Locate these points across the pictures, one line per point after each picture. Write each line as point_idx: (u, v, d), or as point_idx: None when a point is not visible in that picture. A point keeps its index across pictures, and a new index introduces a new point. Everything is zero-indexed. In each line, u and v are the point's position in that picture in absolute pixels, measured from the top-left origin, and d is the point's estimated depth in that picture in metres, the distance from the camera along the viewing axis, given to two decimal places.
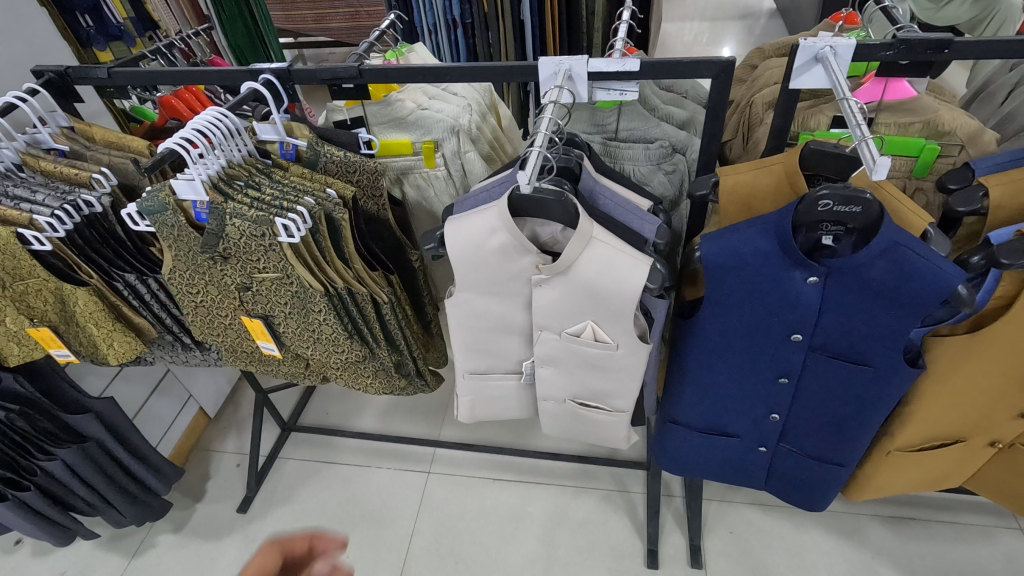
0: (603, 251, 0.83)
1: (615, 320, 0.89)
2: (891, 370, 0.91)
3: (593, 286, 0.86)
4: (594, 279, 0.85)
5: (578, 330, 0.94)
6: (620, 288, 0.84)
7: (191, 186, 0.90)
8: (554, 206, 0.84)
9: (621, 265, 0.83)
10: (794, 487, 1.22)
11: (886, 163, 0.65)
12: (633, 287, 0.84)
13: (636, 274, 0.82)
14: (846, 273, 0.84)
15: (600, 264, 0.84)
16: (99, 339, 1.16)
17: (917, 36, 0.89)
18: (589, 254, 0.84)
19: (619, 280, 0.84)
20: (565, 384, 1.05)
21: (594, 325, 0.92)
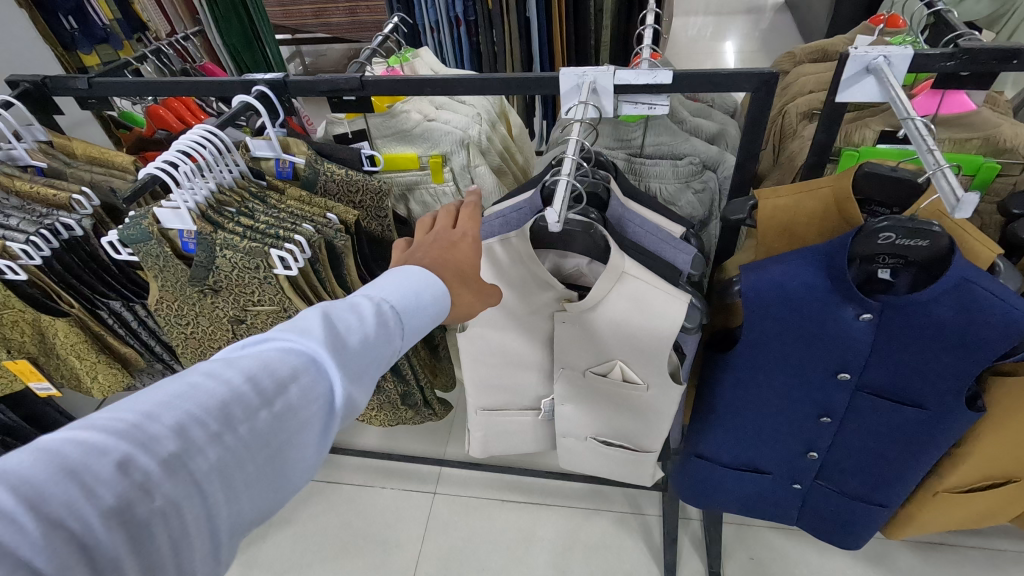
0: (634, 288, 0.74)
1: (644, 360, 0.81)
2: (949, 414, 0.83)
3: (625, 324, 0.78)
4: (624, 318, 0.77)
5: (604, 369, 0.87)
6: (652, 328, 0.76)
7: (177, 215, 0.81)
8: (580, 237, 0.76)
9: (654, 304, 0.74)
10: (829, 523, 1.14)
11: (973, 200, 0.55)
12: (666, 329, 0.75)
13: (670, 315, 0.73)
14: (904, 311, 0.76)
15: (632, 303, 0.75)
16: (82, 371, 1.09)
17: (981, 45, 0.80)
18: (618, 290, 0.75)
19: (651, 320, 0.75)
20: (588, 421, 0.97)
21: (622, 364, 0.84)
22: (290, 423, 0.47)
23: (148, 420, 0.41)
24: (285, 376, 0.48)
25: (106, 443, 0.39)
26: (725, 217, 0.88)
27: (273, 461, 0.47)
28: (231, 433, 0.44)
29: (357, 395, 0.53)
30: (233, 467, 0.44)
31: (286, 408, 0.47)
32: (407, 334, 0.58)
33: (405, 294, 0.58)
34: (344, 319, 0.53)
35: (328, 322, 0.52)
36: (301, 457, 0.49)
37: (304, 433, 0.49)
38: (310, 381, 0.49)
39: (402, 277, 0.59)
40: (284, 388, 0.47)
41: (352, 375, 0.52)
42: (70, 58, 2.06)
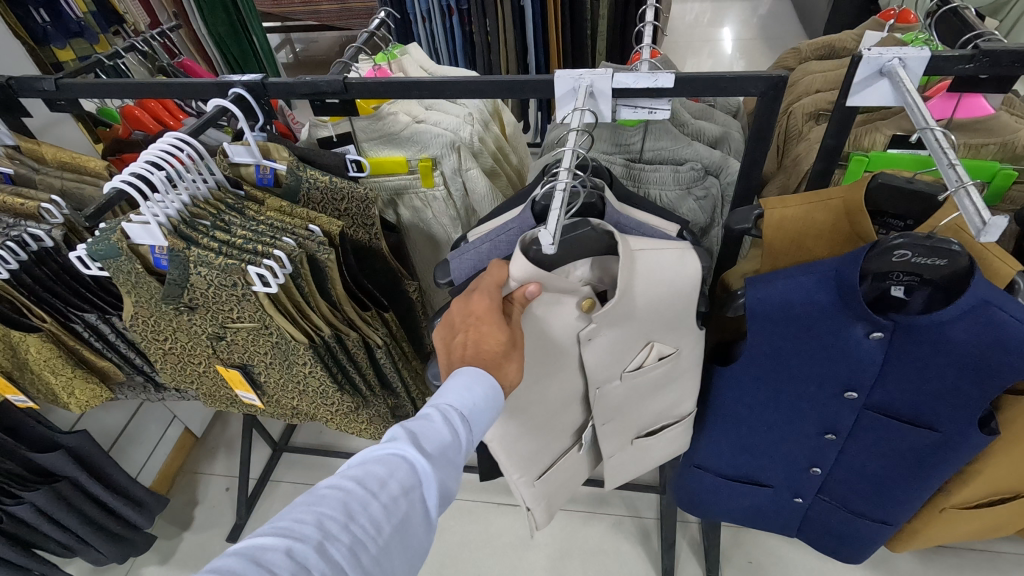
0: (651, 254, 0.74)
1: (679, 327, 0.79)
2: (961, 436, 0.79)
3: (643, 309, 0.75)
4: (652, 293, 0.74)
5: (638, 360, 0.82)
6: (678, 288, 0.75)
7: (147, 230, 0.76)
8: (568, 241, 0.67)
9: (670, 260, 0.74)
10: (832, 537, 1.11)
11: (1001, 223, 0.50)
12: (691, 278, 0.75)
13: (690, 261, 0.74)
14: (918, 331, 0.72)
15: (653, 272, 0.74)
16: (58, 387, 1.04)
17: (1003, 47, 0.75)
18: (639, 266, 0.73)
19: (674, 280, 0.75)
20: (627, 423, 0.91)
21: (658, 342, 0.80)
22: (407, 510, 0.53)
23: (295, 522, 0.47)
24: (389, 469, 0.53)
25: (270, 542, 0.45)
26: (728, 227, 0.83)
27: (398, 547, 0.52)
28: (358, 524, 0.49)
29: (448, 482, 0.57)
30: (369, 551, 0.49)
31: (401, 498, 0.52)
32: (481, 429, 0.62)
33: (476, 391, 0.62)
34: (427, 421, 0.58)
35: (414, 424, 0.58)
36: (418, 541, 0.54)
37: (419, 517, 0.54)
38: (413, 473, 0.54)
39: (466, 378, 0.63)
40: (391, 482, 0.52)
41: (446, 463, 0.57)
42: (45, 52, 1.98)
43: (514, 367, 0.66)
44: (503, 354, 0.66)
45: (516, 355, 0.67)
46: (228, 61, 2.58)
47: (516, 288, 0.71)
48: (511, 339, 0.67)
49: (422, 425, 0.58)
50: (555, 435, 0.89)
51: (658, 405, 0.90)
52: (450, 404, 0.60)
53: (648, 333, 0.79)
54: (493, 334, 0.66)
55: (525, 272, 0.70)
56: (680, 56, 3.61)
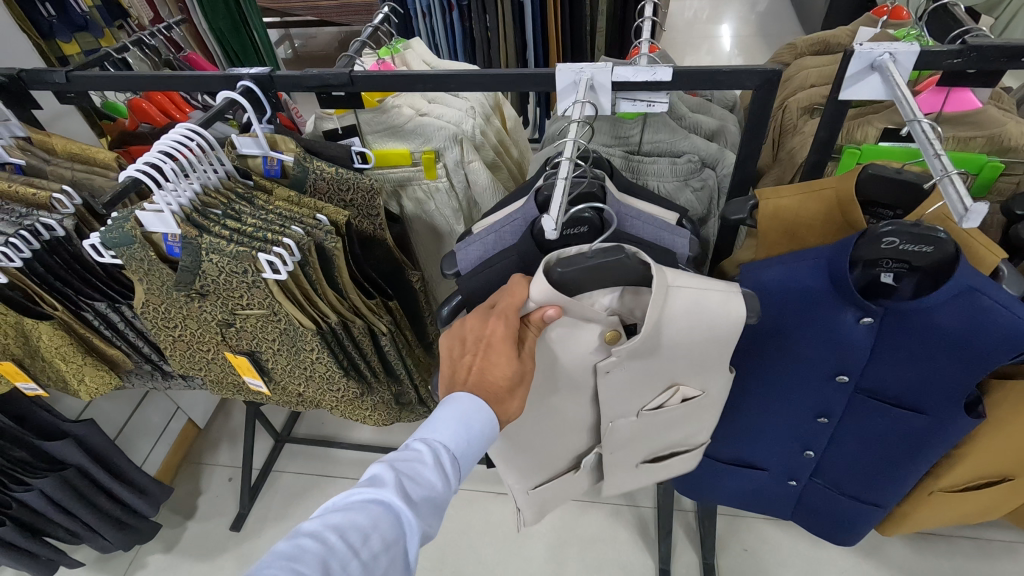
0: (691, 297, 0.70)
1: (704, 370, 0.79)
2: (947, 418, 0.82)
3: (670, 346, 0.74)
4: (681, 335, 0.73)
5: (660, 401, 0.82)
6: (713, 332, 0.73)
7: (161, 218, 0.79)
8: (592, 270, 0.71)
9: (712, 305, 0.71)
10: (824, 519, 1.14)
11: (982, 211, 0.53)
12: (729, 325, 0.72)
13: (733, 307, 0.70)
14: (906, 315, 0.74)
15: (688, 313, 0.71)
16: (69, 373, 1.06)
17: (990, 42, 0.78)
18: (671, 308, 0.71)
19: (711, 325, 0.72)
20: (639, 451, 0.91)
21: (682, 386, 0.80)
22: (388, 567, 0.52)
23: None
24: (372, 521, 0.53)
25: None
26: (723, 218, 0.86)
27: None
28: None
29: (429, 528, 0.57)
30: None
31: (383, 552, 0.52)
32: (464, 474, 0.63)
33: (467, 434, 0.63)
34: (413, 466, 0.58)
35: (399, 470, 0.58)
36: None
37: (398, 574, 0.54)
38: (396, 525, 0.54)
39: (460, 416, 0.63)
40: (374, 536, 0.52)
41: (429, 513, 0.57)
42: (51, 46, 2.00)
43: (516, 402, 0.68)
44: (509, 389, 0.67)
45: (520, 392, 0.68)
46: (229, 55, 2.59)
47: (534, 310, 0.70)
48: (519, 375, 0.67)
49: (407, 468, 0.58)
50: (556, 453, 0.90)
51: (675, 433, 0.90)
52: (439, 442, 0.61)
53: (673, 376, 0.79)
54: (505, 368, 0.66)
55: (546, 296, 0.68)
56: (679, 51, 3.63)
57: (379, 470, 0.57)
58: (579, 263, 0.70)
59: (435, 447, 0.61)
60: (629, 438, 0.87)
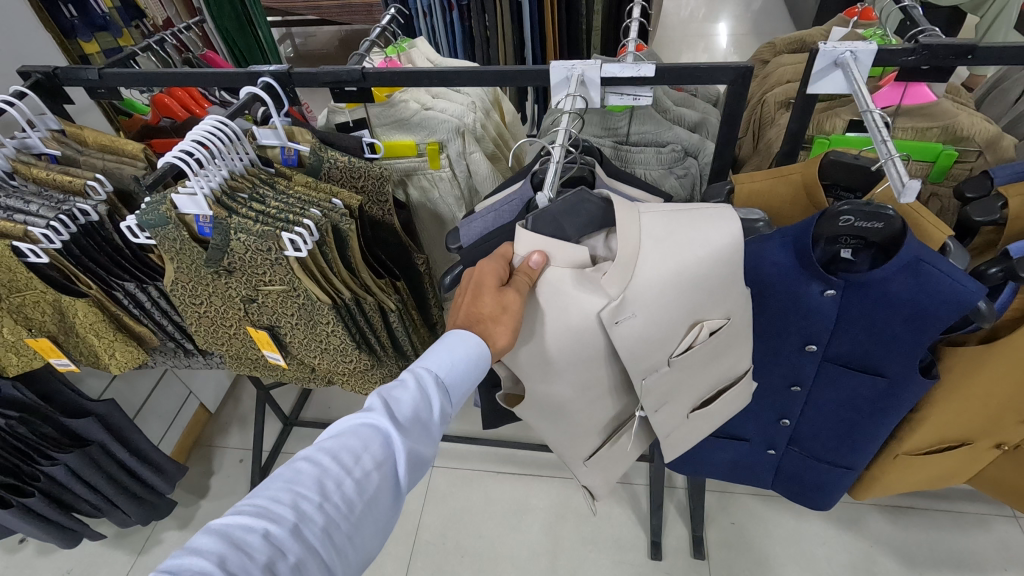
0: (659, 219, 0.76)
1: (721, 298, 0.81)
2: (904, 380, 0.91)
3: (665, 273, 0.76)
4: (669, 256, 0.76)
5: (688, 342, 0.83)
6: (710, 249, 0.77)
7: (194, 201, 0.87)
8: (566, 217, 0.80)
9: (698, 220, 0.76)
10: (803, 485, 1.23)
11: (916, 187, 0.62)
12: (729, 238, 0.76)
13: (724, 219, 0.76)
14: (864, 285, 0.82)
15: (664, 233, 0.76)
16: (100, 348, 1.15)
17: (940, 41, 0.86)
18: (647, 229, 0.76)
19: (704, 239, 0.76)
20: (684, 400, 0.93)
21: (706, 320, 0.82)
22: (379, 482, 0.62)
23: (273, 503, 0.56)
24: (362, 444, 0.62)
25: (248, 523, 0.54)
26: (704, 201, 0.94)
27: (371, 515, 0.62)
28: (333, 499, 0.59)
29: (420, 449, 0.67)
30: (343, 523, 0.59)
31: (374, 470, 0.62)
32: (453, 400, 0.71)
33: (453, 361, 0.71)
34: (402, 394, 0.67)
35: (388, 398, 0.67)
36: (389, 508, 0.64)
37: (390, 488, 0.64)
38: (385, 447, 0.64)
39: (446, 346, 0.71)
40: (364, 456, 0.62)
41: (418, 434, 0.66)
42: (71, 45, 2.10)
43: (502, 333, 0.74)
44: (492, 319, 0.74)
45: (507, 324, 0.74)
46: (236, 54, 2.67)
47: (522, 260, 0.77)
48: (501, 305, 0.74)
49: (396, 396, 0.67)
50: (593, 419, 0.94)
51: (715, 369, 0.91)
52: (427, 369, 0.70)
53: (692, 310, 0.80)
54: (486, 300, 0.74)
55: (529, 244, 0.77)
56: (673, 50, 3.71)
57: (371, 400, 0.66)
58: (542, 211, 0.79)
59: (423, 375, 0.69)
60: (667, 387, 0.87)
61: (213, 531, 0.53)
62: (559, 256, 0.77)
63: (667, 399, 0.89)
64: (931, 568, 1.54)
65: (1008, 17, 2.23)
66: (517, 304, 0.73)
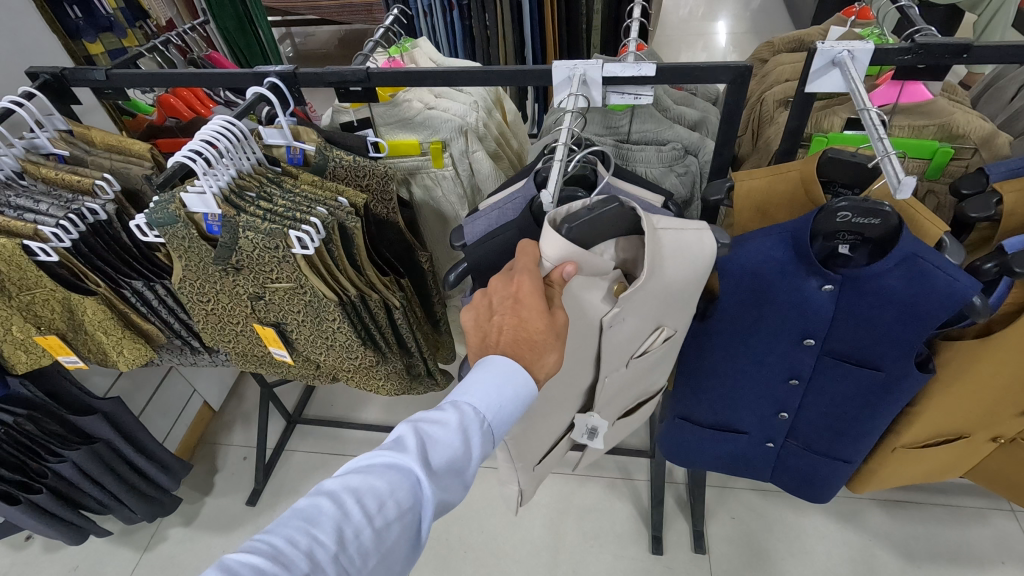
0: (674, 235, 0.79)
1: (682, 309, 0.86)
2: (901, 373, 0.92)
3: (668, 289, 0.81)
4: (674, 275, 0.80)
5: (647, 344, 0.89)
6: (691, 270, 0.81)
7: (202, 199, 0.89)
8: (593, 227, 0.78)
9: (688, 240, 0.79)
10: (801, 479, 1.25)
11: (911, 183, 0.63)
12: (707, 258, 0.80)
13: (707, 241, 0.79)
14: (861, 280, 0.84)
15: (675, 252, 0.79)
16: (109, 346, 1.16)
17: (936, 40, 0.88)
18: (663, 248, 0.78)
19: (692, 259, 0.80)
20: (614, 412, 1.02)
21: (667, 325, 0.88)
22: (398, 531, 0.62)
23: (288, 548, 0.56)
24: (389, 490, 0.62)
25: (260, 565, 0.53)
26: (704, 198, 0.96)
27: (383, 565, 0.62)
28: (350, 548, 0.58)
29: (446, 499, 0.67)
30: (355, 574, 0.59)
31: (396, 519, 0.62)
32: (489, 449, 0.71)
33: (497, 406, 0.70)
34: (439, 437, 0.67)
35: (422, 438, 0.66)
36: (403, 558, 0.64)
37: (409, 538, 0.64)
38: (411, 494, 0.63)
39: (496, 387, 0.70)
40: (389, 504, 0.61)
41: (446, 483, 0.66)
42: (76, 45, 2.12)
43: (551, 356, 0.72)
44: (542, 343, 0.71)
45: (557, 346, 0.72)
46: (237, 55, 2.69)
47: (551, 270, 0.75)
48: (553, 328, 0.71)
49: (435, 441, 0.67)
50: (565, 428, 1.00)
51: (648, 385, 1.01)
52: (471, 411, 0.70)
53: (660, 318, 0.86)
54: (538, 324, 0.70)
55: (562, 253, 0.73)
56: (673, 49, 3.72)
57: (411, 442, 0.66)
58: (580, 217, 0.77)
59: (465, 418, 0.69)
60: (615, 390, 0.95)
61: (224, 572, 0.52)
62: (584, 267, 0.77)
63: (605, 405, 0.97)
64: (929, 562, 1.56)
65: (1007, 16, 2.25)
66: (564, 323, 0.72)
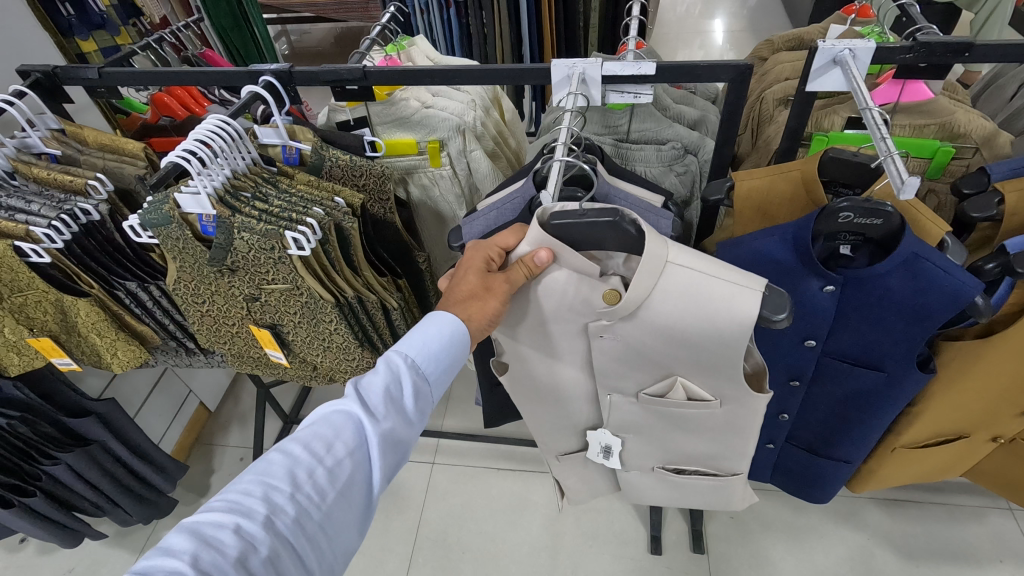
0: (687, 276, 0.71)
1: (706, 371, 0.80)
2: (902, 374, 0.91)
3: (668, 322, 0.75)
4: (677, 313, 0.74)
5: (662, 389, 0.86)
6: (712, 328, 0.72)
7: (197, 200, 0.87)
8: (588, 230, 0.74)
9: (714, 292, 0.70)
10: (801, 479, 1.25)
11: (915, 184, 0.62)
12: (739, 324, 0.70)
13: (740, 304, 0.69)
14: (863, 280, 0.83)
15: (682, 292, 0.72)
16: (103, 347, 1.15)
17: (938, 38, 0.87)
18: (664, 282, 0.72)
19: (713, 314, 0.71)
20: (652, 452, 1.00)
21: (682, 380, 0.83)
22: (351, 469, 0.67)
23: (245, 497, 0.60)
24: (334, 432, 0.67)
25: (219, 520, 0.57)
26: (704, 198, 0.95)
27: (346, 503, 0.66)
28: (306, 488, 0.63)
29: (394, 430, 0.71)
30: (315, 513, 0.63)
31: (345, 458, 0.67)
32: (428, 381, 0.76)
33: (425, 344, 0.76)
34: (373, 379, 0.72)
35: (360, 384, 0.71)
36: (362, 496, 0.68)
37: (364, 472, 0.68)
38: (356, 434, 0.68)
39: (420, 331, 0.76)
40: (336, 445, 0.66)
41: (391, 419, 0.71)
42: (69, 43, 2.11)
43: (478, 310, 0.77)
44: (471, 297, 0.78)
45: (490, 302, 0.77)
46: (233, 53, 2.67)
47: (527, 253, 0.76)
48: (484, 284, 0.77)
49: (370, 380, 0.72)
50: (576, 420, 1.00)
51: (699, 447, 0.95)
52: (401, 352, 0.75)
53: (672, 367, 0.82)
54: (469, 279, 0.77)
55: (535, 239, 0.75)
56: (669, 47, 3.71)
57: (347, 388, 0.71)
58: (570, 217, 0.74)
59: (397, 359, 0.74)
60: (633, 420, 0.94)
61: (184, 530, 0.56)
62: (566, 262, 0.76)
63: (630, 432, 0.97)
64: (928, 562, 1.56)
65: (1005, 12, 2.23)
66: (502, 287, 0.76)
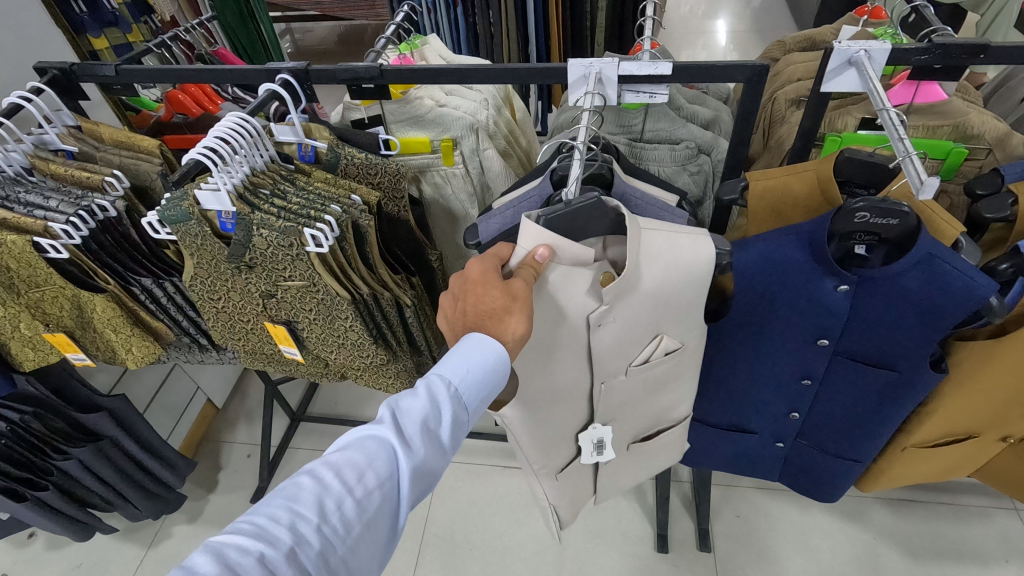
0: (660, 237, 0.78)
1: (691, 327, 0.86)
2: (914, 373, 0.92)
3: (651, 287, 0.80)
4: (659, 277, 0.79)
5: (647, 353, 0.89)
6: (687, 276, 0.80)
7: (216, 197, 0.89)
8: (580, 219, 0.80)
9: (682, 245, 0.78)
10: (810, 478, 1.25)
11: (935, 184, 0.63)
12: (703, 266, 0.79)
13: (702, 249, 0.77)
14: (875, 280, 0.84)
15: (660, 253, 0.78)
16: (118, 343, 1.16)
17: (954, 39, 0.88)
18: (646, 247, 0.78)
19: (686, 266, 0.79)
20: (631, 426, 1.03)
21: (665, 337, 0.88)
22: (379, 500, 0.66)
23: (272, 523, 0.60)
24: (366, 461, 0.66)
25: (244, 545, 0.57)
26: (718, 196, 0.96)
27: (369, 534, 0.66)
28: (332, 519, 0.62)
29: (427, 462, 0.70)
30: (339, 546, 0.62)
31: (374, 489, 0.66)
32: (466, 409, 0.74)
33: (468, 371, 0.72)
34: (411, 405, 0.71)
35: (398, 409, 0.70)
36: (387, 525, 0.68)
37: (391, 503, 0.68)
38: (388, 463, 0.68)
39: (462, 355, 0.73)
40: (367, 474, 0.66)
41: (424, 449, 0.70)
42: (81, 40, 2.12)
43: (518, 321, 0.72)
44: (504, 311, 0.73)
45: (519, 311, 0.72)
46: (240, 52, 2.67)
47: (526, 253, 0.77)
48: (510, 295, 0.73)
49: (410, 408, 0.70)
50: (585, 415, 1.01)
51: (659, 403, 1.01)
52: (447, 374, 0.72)
53: (656, 326, 0.86)
54: (493, 295, 0.73)
55: (531, 238, 0.77)
56: (675, 48, 3.72)
57: (384, 414, 0.69)
58: (558, 209, 0.78)
59: (437, 386, 0.72)
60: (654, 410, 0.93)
61: (210, 553, 0.56)
62: (564, 254, 0.79)
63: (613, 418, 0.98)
64: (933, 562, 1.56)
65: (1011, 15, 2.23)
66: (526, 290, 0.73)
